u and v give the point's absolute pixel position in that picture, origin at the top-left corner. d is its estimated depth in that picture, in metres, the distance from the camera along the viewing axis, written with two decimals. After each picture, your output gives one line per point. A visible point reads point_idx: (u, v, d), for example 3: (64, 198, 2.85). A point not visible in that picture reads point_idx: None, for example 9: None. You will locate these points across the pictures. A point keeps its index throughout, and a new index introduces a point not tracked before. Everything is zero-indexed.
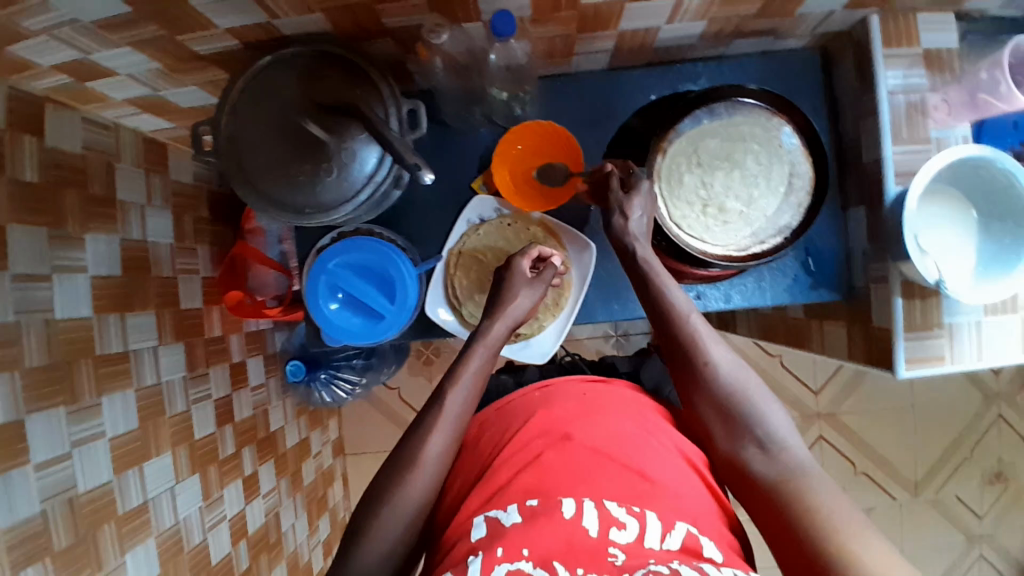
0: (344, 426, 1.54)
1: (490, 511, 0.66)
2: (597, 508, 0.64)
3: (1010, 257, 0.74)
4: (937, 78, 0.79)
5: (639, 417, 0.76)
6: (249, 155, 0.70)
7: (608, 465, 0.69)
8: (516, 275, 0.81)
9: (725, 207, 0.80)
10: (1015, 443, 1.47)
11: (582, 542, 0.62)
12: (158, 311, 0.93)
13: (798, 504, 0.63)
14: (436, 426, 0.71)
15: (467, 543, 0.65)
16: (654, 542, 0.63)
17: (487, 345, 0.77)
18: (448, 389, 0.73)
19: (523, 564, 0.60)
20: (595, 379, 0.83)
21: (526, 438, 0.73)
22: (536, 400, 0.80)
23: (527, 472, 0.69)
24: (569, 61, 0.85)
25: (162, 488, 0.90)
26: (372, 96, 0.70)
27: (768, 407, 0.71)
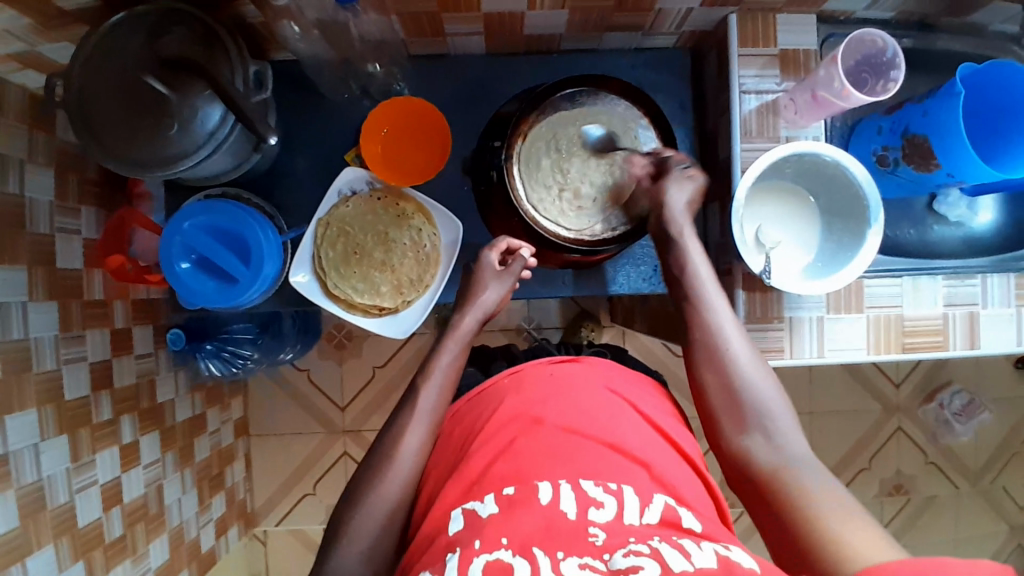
0: (250, 407, 1.55)
1: (467, 503, 0.66)
2: (574, 489, 0.65)
3: (845, 255, 0.77)
4: (792, 80, 0.82)
5: (607, 399, 0.78)
6: (93, 113, 0.72)
7: (584, 446, 0.70)
8: (484, 270, 0.88)
9: (581, 192, 0.84)
10: (914, 456, 1.50)
11: (561, 524, 0.61)
12: (30, 267, 0.93)
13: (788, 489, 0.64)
14: (410, 426, 0.77)
15: (444, 538, 0.64)
16: (633, 518, 0.63)
17: (457, 338, 0.84)
18: (422, 384, 0.80)
19: (502, 552, 0.58)
20: (565, 359, 0.84)
21: (500, 423, 0.74)
22: (506, 386, 0.81)
23: (500, 459, 0.69)
24: (444, 42, 0.87)
25: (25, 443, 0.90)
26: (218, 56, 0.73)
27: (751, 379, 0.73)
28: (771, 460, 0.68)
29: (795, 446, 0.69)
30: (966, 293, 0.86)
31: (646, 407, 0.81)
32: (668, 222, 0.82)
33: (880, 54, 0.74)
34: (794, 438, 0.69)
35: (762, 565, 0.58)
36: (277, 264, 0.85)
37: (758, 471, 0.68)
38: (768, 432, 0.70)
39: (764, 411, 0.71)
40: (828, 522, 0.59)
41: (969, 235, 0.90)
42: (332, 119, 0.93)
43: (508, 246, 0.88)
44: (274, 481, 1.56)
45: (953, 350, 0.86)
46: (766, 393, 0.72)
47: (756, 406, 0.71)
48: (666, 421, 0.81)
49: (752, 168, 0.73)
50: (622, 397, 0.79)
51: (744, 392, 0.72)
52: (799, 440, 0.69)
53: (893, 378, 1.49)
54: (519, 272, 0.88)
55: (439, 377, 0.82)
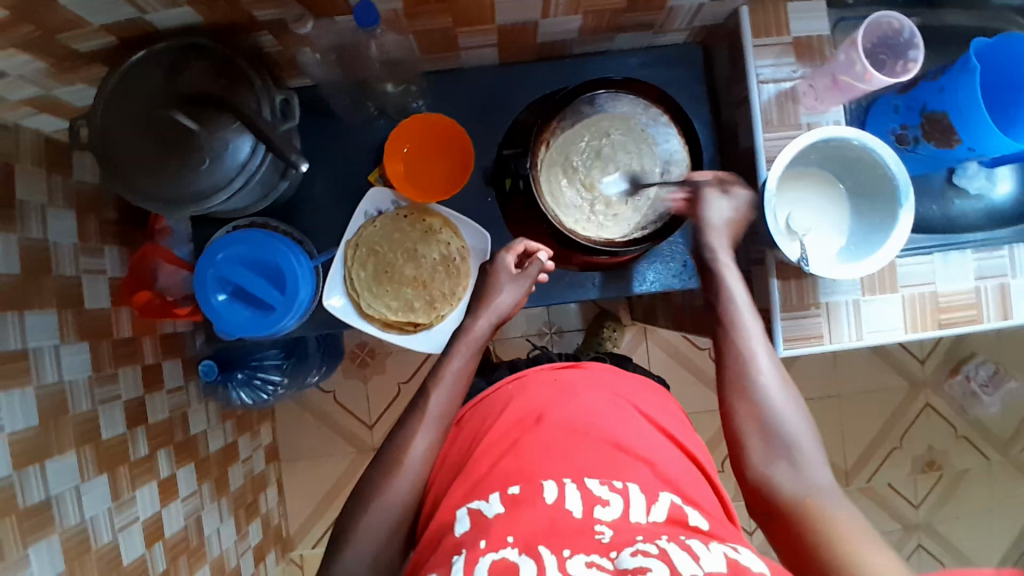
0: (278, 432, 1.55)
1: (472, 502, 0.69)
2: (579, 488, 0.67)
3: (876, 236, 0.77)
4: (807, 67, 0.82)
5: (609, 397, 0.81)
6: (122, 154, 0.72)
7: (587, 445, 0.73)
8: (498, 271, 0.85)
9: (617, 206, 0.86)
10: (944, 431, 1.50)
11: (567, 523, 0.63)
12: (59, 310, 0.93)
13: (815, 525, 0.65)
14: (420, 427, 0.77)
15: (451, 538, 0.66)
16: (640, 516, 0.65)
17: (468, 343, 0.83)
18: (432, 388, 0.80)
19: (508, 551, 0.59)
20: (568, 365, 0.86)
21: (504, 427, 0.77)
22: (508, 391, 0.83)
23: (507, 456, 0.72)
24: (457, 56, 0.88)
25: (67, 486, 0.90)
26: (243, 88, 0.73)
27: (791, 419, 0.74)
28: (796, 489, 0.70)
29: (822, 478, 0.71)
30: (996, 265, 0.86)
31: (641, 399, 0.84)
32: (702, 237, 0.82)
33: (896, 35, 0.75)
34: (821, 469, 0.71)
35: (774, 567, 0.58)
36: (311, 288, 0.85)
37: (780, 497, 0.70)
38: (794, 462, 0.72)
39: (792, 442, 0.73)
40: (853, 552, 0.61)
41: (989, 207, 0.91)
42: (350, 141, 0.93)
43: (524, 249, 0.86)
44: (307, 503, 1.56)
45: (987, 323, 0.86)
46: (798, 432, 0.73)
47: (787, 438, 0.73)
48: (671, 420, 0.83)
49: (781, 156, 0.74)
50: (626, 400, 0.82)
51: (777, 424, 0.74)
52: (827, 475, 0.71)
53: (917, 355, 1.49)
54: (535, 275, 0.86)
55: (450, 382, 0.81)
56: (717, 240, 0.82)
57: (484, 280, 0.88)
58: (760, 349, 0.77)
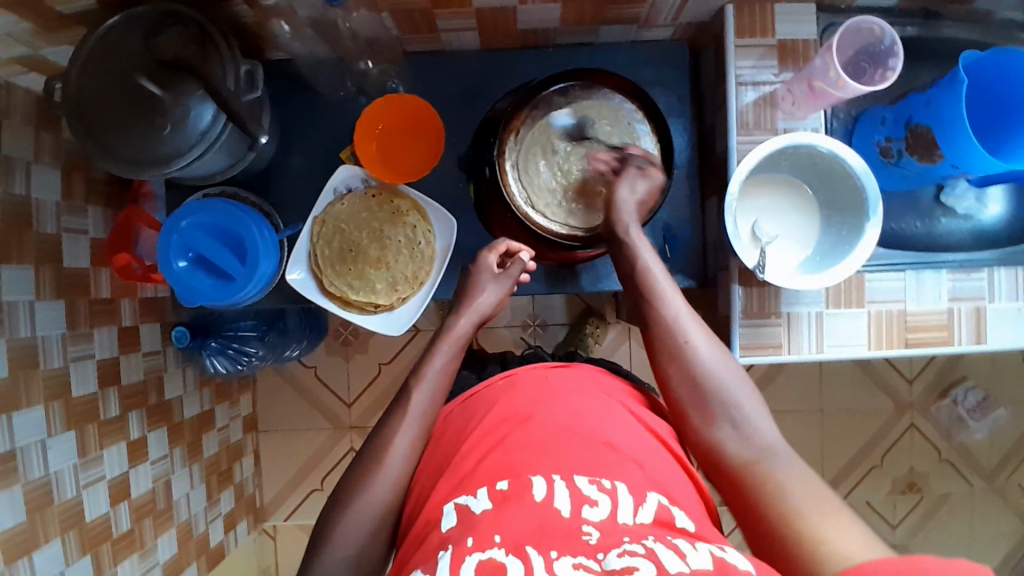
0: (259, 404, 1.57)
1: (460, 498, 0.66)
2: (567, 486, 0.65)
3: (841, 250, 0.75)
4: (789, 71, 0.81)
5: (598, 398, 0.78)
6: (88, 113, 0.73)
7: (574, 443, 0.70)
8: (480, 270, 0.88)
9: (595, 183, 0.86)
10: (927, 454, 1.47)
11: (556, 522, 0.61)
12: (37, 266, 0.94)
13: (764, 486, 0.65)
14: (402, 428, 0.77)
15: (436, 534, 0.64)
16: (627, 516, 0.62)
17: (451, 340, 0.84)
18: (415, 386, 0.80)
19: (495, 552, 0.57)
20: (558, 365, 0.83)
21: (490, 424, 0.74)
22: (497, 388, 0.80)
23: (493, 454, 0.70)
24: (438, 38, 0.87)
25: (33, 439, 0.91)
26: (210, 57, 0.73)
27: (727, 379, 0.73)
28: (742, 451, 0.69)
29: (766, 434, 0.70)
30: (973, 288, 0.84)
31: (632, 401, 0.81)
32: (616, 221, 0.83)
33: (878, 42, 0.73)
34: (766, 427, 0.70)
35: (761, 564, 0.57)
36: (274, 263, 0.86)
37: (731, 465, 0.69)
38: (735, 422, 0.70)
39: (729, 404, 0.71)
40: (808, 517, 0.60)
41: (977, 228, 0.88)
42: (328, 118, 0.93)
43: (507, 250, 0.88)
44: (282, 476, 1.57)
45: (958, 346, 0.83)
46: (734, 390, 0.72)
47: (721, 400, 0.72)
48: (644, 411, 0.80)
49: (745, 160, 0.72)
50: (614, 399, 0.79)
51: (710, 389, 0.72)
52: (765, 424, 0.70)
53: (906, 375, 1.46)
54: (517, 274, 0.88)
55: (431, 381, 0.81)
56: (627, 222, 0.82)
57: (469, 280, 0.89)
58: (687, 321, 0.76)
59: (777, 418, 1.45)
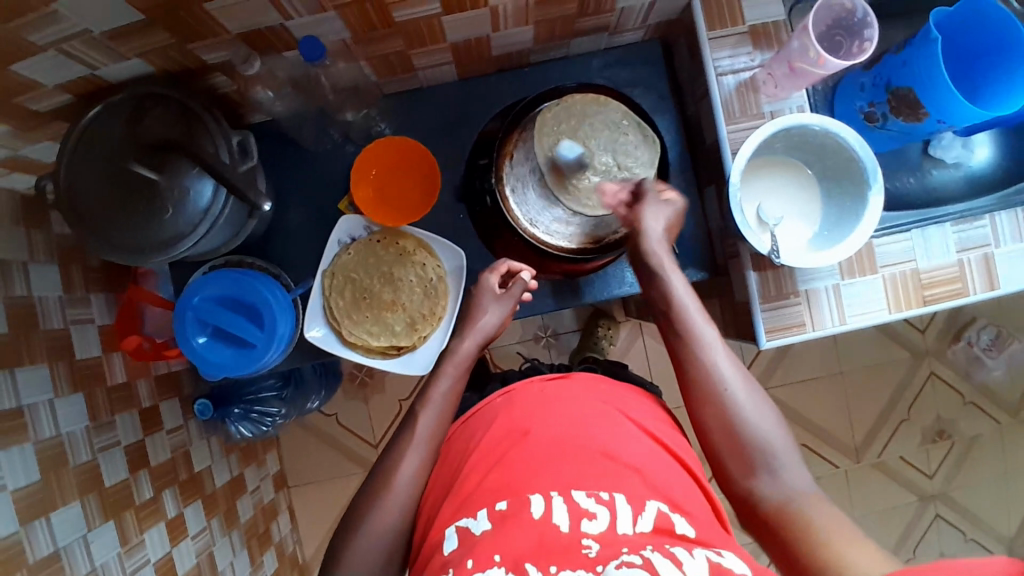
0: (286, 459, 1.56)
1: (461, 519, 0.68)
2: (566, 501, 0.65)
3: (848, 221, 0.76)
4: (766, 54, 0.82)
5: (593, 403, 0.78)
6: (84, 207, 0.72)
7: (576, 457, 0.70)
8: (483, 292, 0.88)
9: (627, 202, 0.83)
10: (951, 398, 1.48)
11: (555, 538, 0.62)
12: (50, 364, 0.94)
13: (804, 533, 0.66)
14: (407, 452, 0.77)
15: (440, 556, 0.66)
16: (627, 527, 0.63)
17: (455, 365, 0.85)
18: (420, 411, 0.81)
19: (495, 571, 0.59)
20: (556, 375, 0.82)
21: (491, 441, 0.75)
22: (498, 405, 0.80)
23: (494, 472, 0.71)
24: (416, 76, 0.87)
25: (74, 537, 0.90)
26: (200, 132, 0.74)
27: (767, 427, 0.74)
28: (777, 496, 0.70)
29: (798, 480, 0.71)
30: (978, 236, 0.85)
31: (636, 412, 0.80)
32: (646, 250, 0.83)
33: (850, 16, 0.75)
34: (799, 474, 0.71)
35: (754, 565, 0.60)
36: (290, 322, 0.86)
37: (768, 511, 0.70)
38: (774, 471, 0.71)
39: (767, 450, 0.72)
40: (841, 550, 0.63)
41: (969, 174, 0.90)
42: (318, 170, 0.93)
43: (507, 269, 0.88)
44: (320, 527, 1.56)
45: (973, 295, 0.85)
46: (773, 442, 0.73)
47: (762, 447, 0.72)
48: (652, 421, 0.80)
49: (742, 149, 0.73)
50: (611, 404, 0.79)
51: (750, 435, 0.73)
52: (800, 471, 0.71)
53: (917, 326, 1.48)
54: (520, 294, 0.88)
55: (437, 404, 0.82)
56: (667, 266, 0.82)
57: (468, 301, 0.90)
58: (724, 359, 0.77)
59: (799, 387, 1.47)
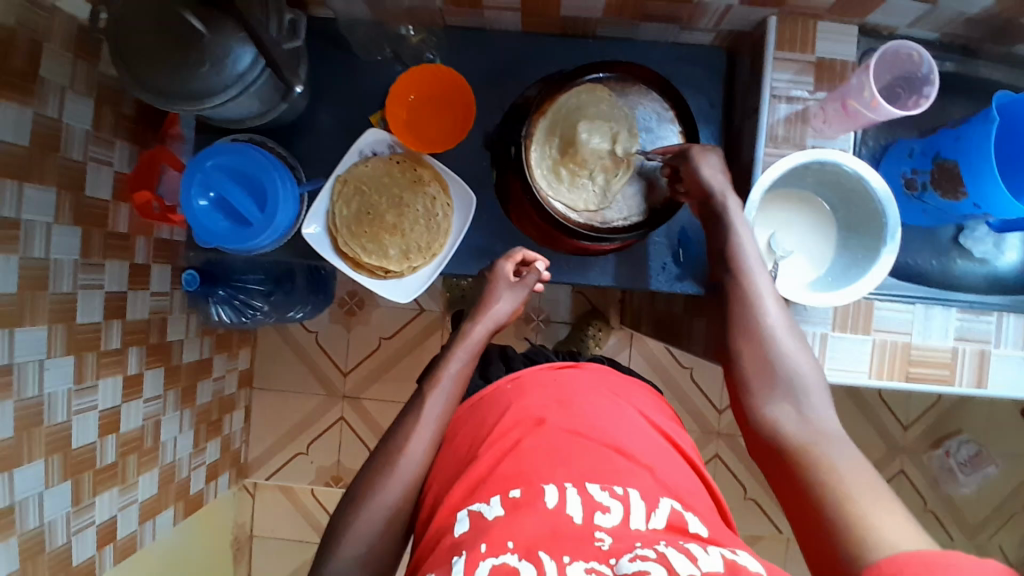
0: (256, 361, 1.58)
1: (472, 504, 0.62)
2: (579, 493, 0.61)
3: (850, 276, 0.77)
4: (825, 91, 0.81)
5: (609, 401, 0.74)
6: (127, 41, 0.74)
7: (587, 447, 0.66)
8: (497, 278, 0.87)
9: (638, 211, 0.85)
10: (913, 501, 1.46)
11: (567, 528, 0.57)
12: (59, 190, 0.93)
13: (817, 469, 0.58)
14: (416, 432, 0.73)
15: (449, 539, 0.60)
16: (640, 522, 0.59)
17: (466, 347, 0.82)
18: (429, 392, 0.77)
19: (508, 556, 0.54)
20: (564, 365, 0.80)
21: (505, 425, 0.70)
22: (507, 391, 0.76)
23: (507, 458, 0.65)
24: (481, 14, 0.88)
25: (32, 357, 0.91)
26: (256, 1, 0.75)
27: (799, 362, 0.69)
28: (800, 432, 0.63)
29: (828, 421, 0.64)
30: (979, 330, 0.83)
31: (650, 412, 0.77)
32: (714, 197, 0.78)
33: (915, 69, 0.74)
34: (827, 416, 0.65)
35: (771, 567, 0.55)
36: (291, 216, 0.87)
37: (786, 446, 0.63)
38: (799, 407, 0.66)
39: (797, 388, 0.67)
40: (846, 488, 0.55)
41: (992, 274, 0.88)
42: (362, 81, 0.94)
43: (523, 259, 0.88)
44: (270, 435, 1.58)
45: (959, 386, 0.83)
46: (803, 377, 0.68)
47: (798, 389, 0.67)
48: (665, 425, 0.76)
49: (770, 172, 0.73)
50: (626, 403, 0.75)
51: (781, 365, 0.69)
52: (831, 416, 0.65)
53: (901, 420, 1.45)
54: (533, 284, 0.88)
55: (446, 388, 0.78)
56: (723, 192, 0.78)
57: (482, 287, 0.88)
58: (782, 332, 0.71)
59: None
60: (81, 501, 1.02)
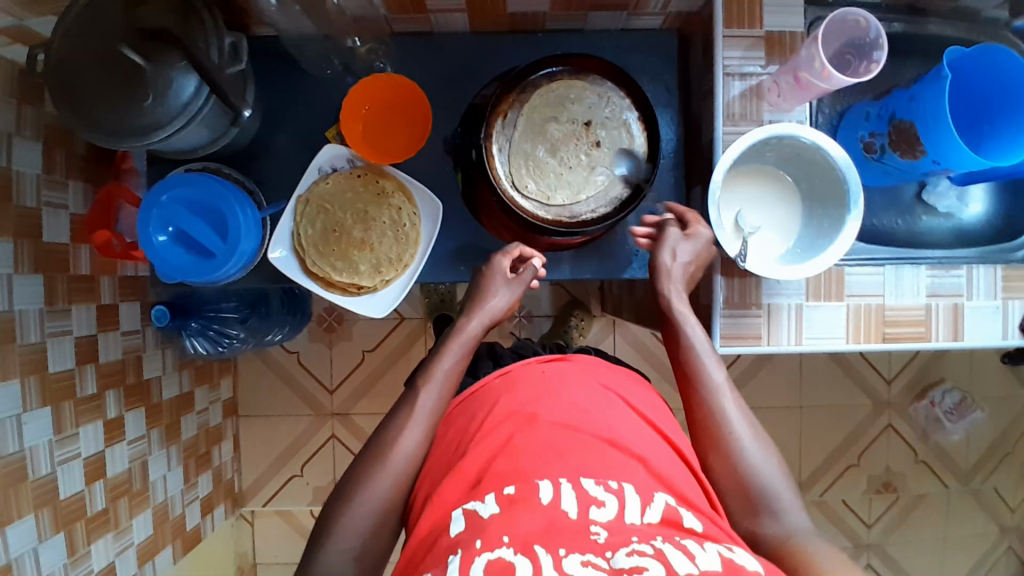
0: (239, 388, 1.56)
1: (469, 502, 0.62)
2: (574, 488, 0.60)
3: (818, 245, 0.77)
4: (776, 64, 0.81)
5: (598, 391, 0.73)
6: (64, 80, 0.72)
7: (580, 439, 0.66)
8: (493, 274, 0.85)
9: (606, 202, 0.84)
10: (904, 453, 1.48)
11: (563, 523, 0.57)
12: (16, 239, 0.90)
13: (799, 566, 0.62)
14: (409, 425, 0.72)
15: (446, 538, 0.60)
16: (634, 517, 0.59)
17: (460, 342, 0.80)
18: (422, 386, 0.76)
19: (504, 551, 0.54)
20: (553, 357, 0.79)
21: (493, 423, 0.70)
22: (496, 386, 0.75)
23: (500, 455, 0.65)
24: (427, 19, 0.87)
25: (8, 414, 0.88)
26: (195, 28, 0.73)
27: (765, 456, 0.70)
28: (774, 534, 0.67)
29: (798, 522, 0.67)
30: (951, 284, 0.84)
31: (637, 400, 0.76)
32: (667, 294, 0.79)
33: (862, 35, 0.75)
34: (797, 512, 0.68)
35: (767, 565, 0.56)
36: (255, 242, 0.86)
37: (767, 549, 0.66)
38: (774, 512, 0.67)
39: (768, 491, 0.68)
40: None
41: (959, 227, 0.90)
42: (314, 98, 0.93)
43: (520, 253, 0.85)
44: (262, 461, 1.56)
45: (936, 342, 0.84)
46: (770, 474, 0.69)
47: (767, 490, 0.68)
48: (653, 411, 0.76)
49: (731, 151, 0.73)
50: (615, 393, 0.75)
51: (748, 468, 0.69)
52: (801, 517, 0.67)
53: (885, 376, 1.47)
54: (530, 280, 0.86)
55: (440, 380, 0.77)
56: (673, 287, 0.79)
57: (476, 284, 0.86)
58: (744, 433, 0.71)
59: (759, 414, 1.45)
60: (76, 551, 1.00)
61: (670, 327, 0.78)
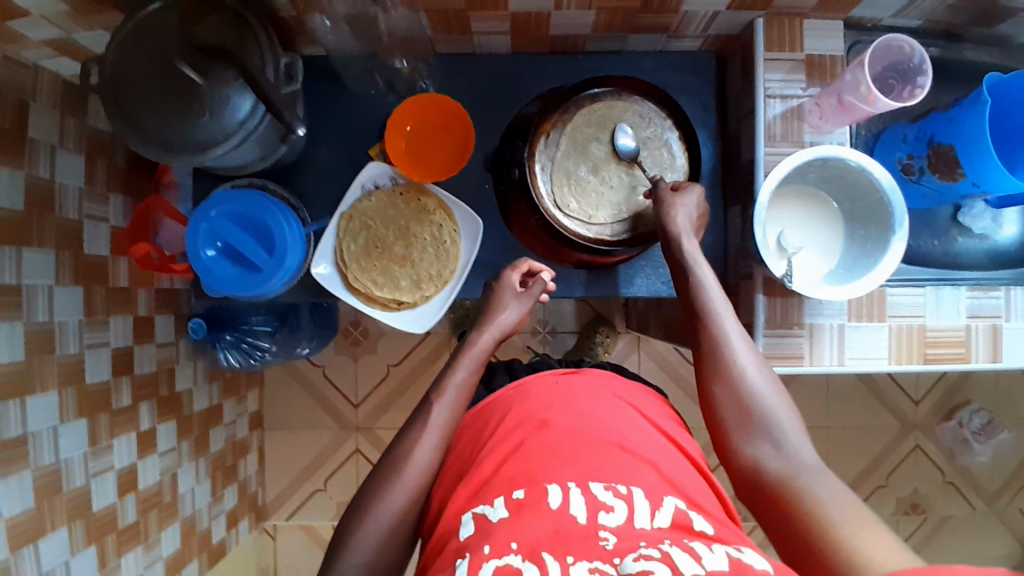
0: (264, 400, 1.56)
1: (477, 506, 0.62)
2: (583, 493, 0.60)
3: (861, 266, 0.78)
4: (817, 86, 0.82)
5: (607, 399, 0.74)
6: (122, 93, 0.73)
7: (592, 444, 0.66)
8: (503, 289, 0.87)
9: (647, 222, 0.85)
10: (931, 474, 1.47)
11: (571, 528, 0.56)
12: (57, 251, 0.91)
13: (803, 499, 0.61)
14: (424, 434, 0.73)
15: (455, 541, 0.61)
16: (644, 521, 0.58)
17: (471, 356, 0.81)
18: (437, 397, 0.76)
19: (512, 557, 0.53)
20: (568, 369, 0.80)
21: (506, 430, 0.70)
22: (509, 397, 0.77)
23: (512, 459, 0.65)
24: (470, 40, 0.88)
25: (45, 425, 0.89)
26: (251, 47, 0.74)
27: (772, 392, 0.71)
28: (780, 466, 0.66)
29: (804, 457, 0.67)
30: (990, 306, 0.85)
31: (649, 409, 0.77)
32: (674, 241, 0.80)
33: (906, 60, 0.76)
34: (803, 447, 0.67)
35: (778, 565, 0.54)
36: (300, 256, 0.87)
37: (768, 479, 0.66)
38: (777, 443, 0.68)
39: (772, 423, 0.69)
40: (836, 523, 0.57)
41: (993, 249, 0.89)
42: (357, 115, 0.95)
43: (530, 269, 0.88)
44: (285, 474, 1.57)
45: (975, 363, 0.84)
46: (776, 411, 0.70)
47: (770, 421, 0.69)
48: (664, 421, 0.77)
49: (774, 174, 0.74)
50: (627, 403, 0.76)
51: (753, 400, 0.70)
52: (806, 450, 0.67)
53: (912, 396, 1.47)
54: (538, 295, 0.88)
55: (452, 395, 0.77)
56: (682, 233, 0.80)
57: (488, 297, 0.88)
58: (751, 366, 0.72)
59: None
60: (107, 564, 1.00)
61: (678, 266, 0.80)
